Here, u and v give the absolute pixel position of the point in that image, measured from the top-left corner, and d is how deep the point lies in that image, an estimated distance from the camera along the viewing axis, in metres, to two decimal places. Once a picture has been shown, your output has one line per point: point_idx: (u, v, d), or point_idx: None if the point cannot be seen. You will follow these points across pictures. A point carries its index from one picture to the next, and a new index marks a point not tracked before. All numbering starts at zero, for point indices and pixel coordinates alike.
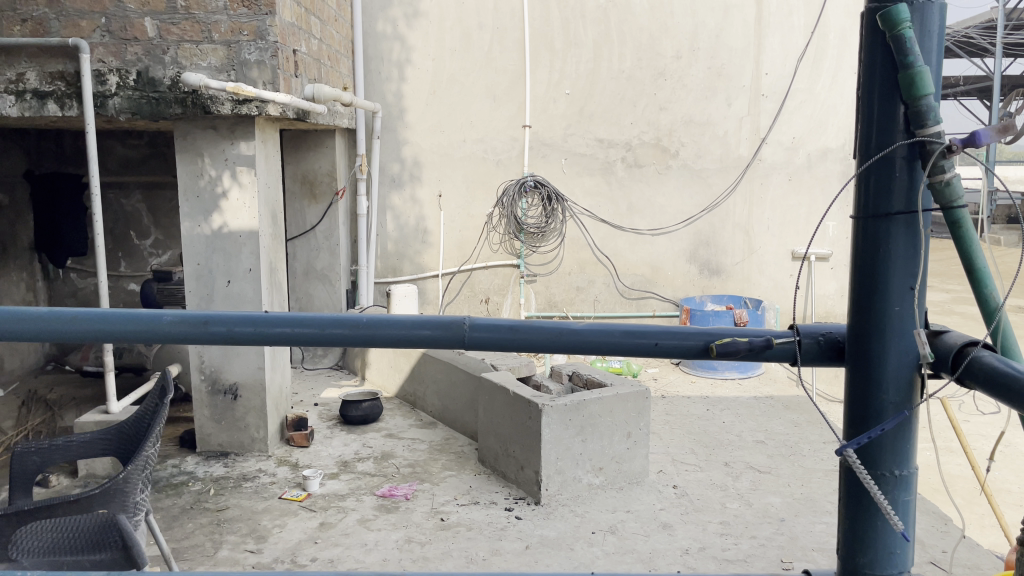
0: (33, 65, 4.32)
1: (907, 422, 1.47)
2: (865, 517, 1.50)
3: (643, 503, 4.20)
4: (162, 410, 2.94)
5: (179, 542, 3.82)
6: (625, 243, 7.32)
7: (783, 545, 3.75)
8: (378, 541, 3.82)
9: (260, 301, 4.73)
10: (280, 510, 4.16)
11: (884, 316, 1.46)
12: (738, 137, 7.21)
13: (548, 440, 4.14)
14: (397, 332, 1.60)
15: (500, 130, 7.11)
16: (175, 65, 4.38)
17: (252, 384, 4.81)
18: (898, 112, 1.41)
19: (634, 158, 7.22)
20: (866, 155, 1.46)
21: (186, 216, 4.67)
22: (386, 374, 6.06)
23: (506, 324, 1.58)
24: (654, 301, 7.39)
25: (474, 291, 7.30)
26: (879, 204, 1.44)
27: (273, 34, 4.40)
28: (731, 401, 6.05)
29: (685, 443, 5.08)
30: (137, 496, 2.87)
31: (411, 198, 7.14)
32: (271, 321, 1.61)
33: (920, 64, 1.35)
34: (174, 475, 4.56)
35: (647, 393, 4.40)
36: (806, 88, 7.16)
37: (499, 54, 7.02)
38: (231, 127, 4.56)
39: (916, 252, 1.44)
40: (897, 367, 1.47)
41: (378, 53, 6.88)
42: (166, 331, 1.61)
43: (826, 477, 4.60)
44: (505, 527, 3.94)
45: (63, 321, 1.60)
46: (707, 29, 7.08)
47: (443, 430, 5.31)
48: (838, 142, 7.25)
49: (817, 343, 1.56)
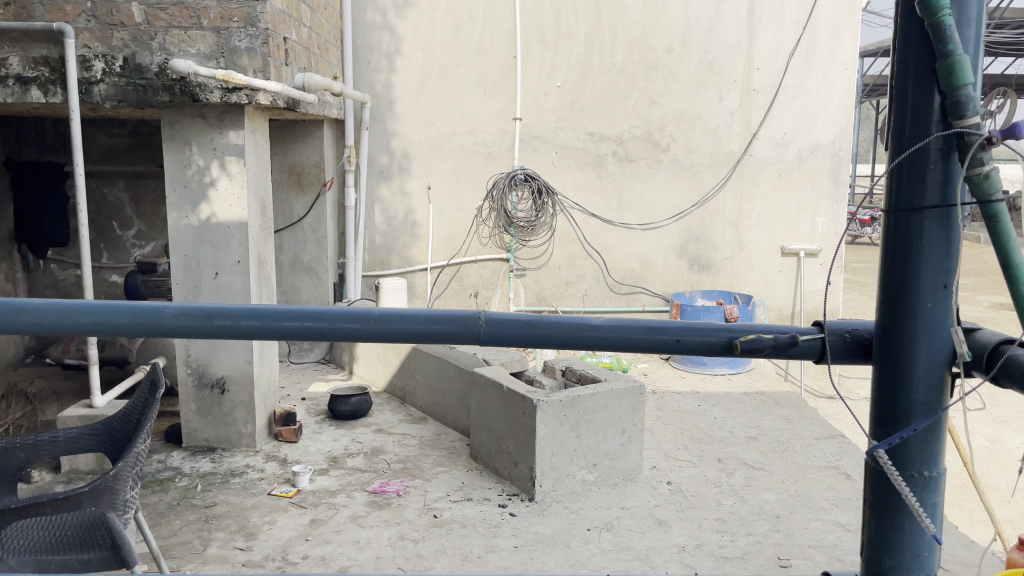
0: (15, 50, 4.19)
1: (939, 421, 1.44)
2: (892, 518, 1.47)
3: (638, 500, 4.17)
4: (152, 405, 2.87)
5: (167, 539, 3.74)
6: (615, 237, 7.28)
7: (780, 542, 3.73)
8: (370, 538, 3.75)
9: (248, 294, 4.64)
10: (270, 507, 4.09)
11: (916, 313, 1.43)
12: (730, 132, 7.20)
13: (542, 436, 4.09)
14: (411, 327, 1.59)
15: (490, 122, 7.04)
16: (163, 51, 4.27)
17: (239, 378, 4.72)
18: (934, 101, 1.38)
19: (625, 152, 7.18)
20: (898, 149, 1.43)
21: (173, 206, 4.57)
22: (376, 368, 5.98)
23: (524, 320, 1.57)
24: (644, 297, 7.38)
25: (463, 285, 7.25)
26: (912, 197, 1.41)
27: (264, 21, 4.31)
28: (722, 397, 6.04)
29: (677, 439, 5.06)
30: (126, 494, 2.77)
31: (400, 190, 7.06)
32: (278, 315, 1.58)
33: (960, 52, 1.32)
34: (160, 471, 4.47)
35: (642, 389, 4.35)
36: (797, 83, 7.16)
37: (490, 45, 6.94)
38: (220, 116, 4.46)
39: (949, 247, 1.40)
40: (929, 365, 1.43)
41: (367, 43, 6.79)
42: (169, 325, 1.58)
43: (820, 473, 4.59)
44: (499, 523, 3.89)
45: (60, 313, 1.57)
46: (699, 22, 7.05)
47: (434, 425, 5.26)
48: (828, 138, 7.24)
49: (842, 340, 1.55)
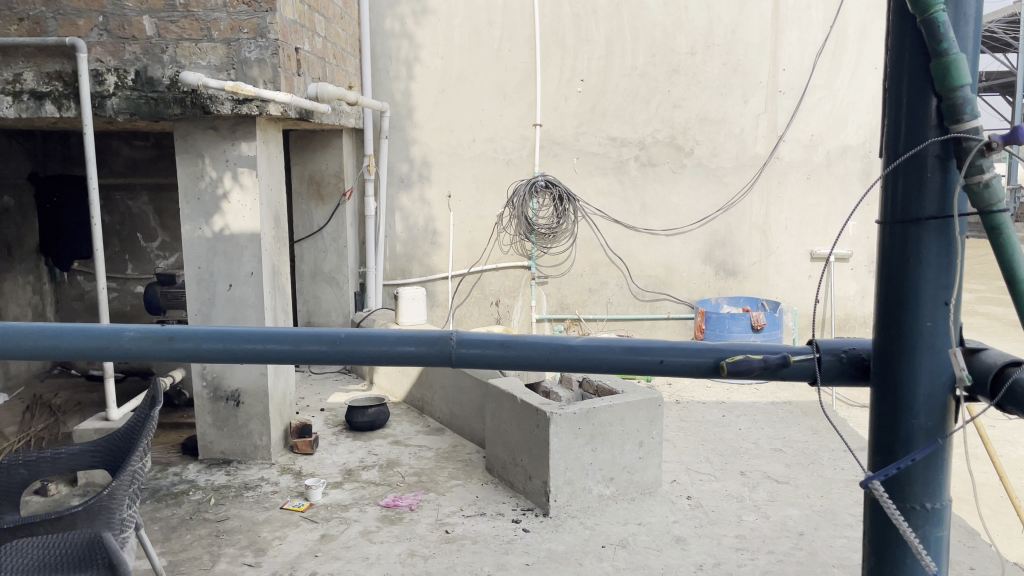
0: (30, 65, 4.23)
1: (940, 450, 1.40)
2: (893, 550, 1.44)
3: (656, 515, 4.05)
4: (150, 420, 2.85)
5: (176, 554, 3.71)
6: (638, 244, 7.16)
7: (802, 561, 3.59)
8: (380, 554, 3.69)
9: (262, 306, 4.61)
10: (281, 521, 4.05)
11: (915, 333, 1.39)
12: (755, 135, 7.04)
13: (557, 450, 3.99)
14: (379, 349, 1.58)
15: (511, 129, 6.96)
16: (174, 64, 4.27)
17: (254, 391, 4.70)
18: (930, 105, 1.36)
19: (648, 156, 7.06)
20: (895, 155, 1.40)
21: (187, 218, 4.56)
22: (395, 378, 5.94)
23: (498, 340, 1.56)
24: (668, 303, 7.24)
25: (484, 293, 7.17)
26: (909, 209, 1.38)
27: (274, 32, 4.29)
28: (748, 406, 5.88)
29: (700, 452, 4.93)
30: (123, 512, 2.74)
31: (420, 198, 7.02)
32: (239, 337, 1.60)
33: (956, 51, 1.29)
34: (175, 484, 4.46)
35: (660, 400, 4.23)
36: (825, 84, 6.99)
37: (510, 51, 6.87)
38: (232, 127, 4.45)
39: (949, 261, 1.37)
40: (929, 389, 1.40)
41: (386, 51, 6.77)
42: (130, 347, 1.62)
43: (847, 487, 4.42)
44: (512, 540, 3.80)
45: (19, 337, 1.62)
46: (723, 24, 6.90)
47: (451, 437, 5.19)
48: (857, 139, 7.06)
49: (839, 360, 1.51)
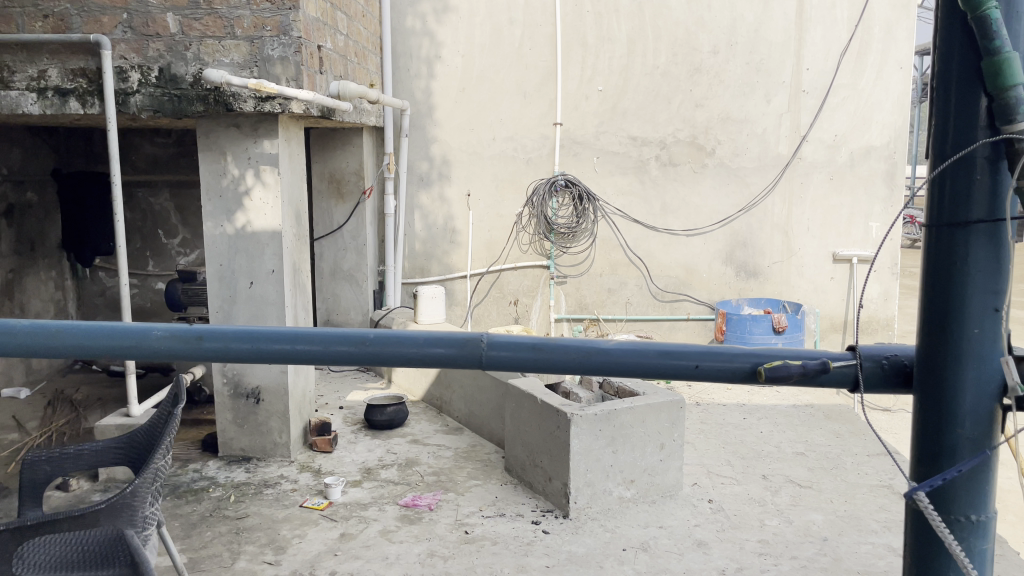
0: (55, 62, 4.24)
1: (986, 462, 1.37)
2: (937, 562, 1.41)
3: (678, 518, 4.01)
4: (173, 419, 2.83)
5: (196, 551, 3.71)
6: (658, 244, 7.12)
7: (827, 567, 3.54)
8: (400, 554, 3.67)
9: (283, 303, 4.61)
10: (301, 519, 4.04)
11: (961, 340, 1.36)
12: (778, 134, 6.97)
13: (578, 451, 3.96)
14: (410, 350, 1.57)
15: (531, 128, 6.94)
16: (198, 61, 4.27)
17: (274, 388, 4.69)
18: (980, 105, 1.33)
19: (669, 156, 7.00)
20: (942, 158, 1.37)
21: (209, 215, 4.57)
22: (414, 378, 5.93)
23: (530, 343, 1.54)
24: (688, 304, 7.20)
25: (503, 292, 7.15)
26: (956, 211, 1.35)
27: (297, 29, 4.28)
28: (769, 409, 5.82)
29: (721, 455, 4.89)
30: (146, 510, 2.73)
31: (439, 196, 7.00)
32: (267, 337, 1.60)
33: (1009, 50, 1.26)
34: (195, 481, 4.47)
35: (682, 403, 4.19)
36: (849, 84, 6.91)
37: (530, 49, 6.84)
38: (254, 125, 4.46)
39: (999, 266, 1.34)
40: (975, 399, 1.37)
41: (407, 50, 6.76)
42: (157, 346, 1.61)
43: (871, 493, 4.36)
44: (532, 542, 3.77)
45: (45, 336, 1.61)
46: (746, 23, 6.84)
47: (469, 436, 5.17)
48: (881, 140, 6.98)
49: (880, 367, 1.48)
